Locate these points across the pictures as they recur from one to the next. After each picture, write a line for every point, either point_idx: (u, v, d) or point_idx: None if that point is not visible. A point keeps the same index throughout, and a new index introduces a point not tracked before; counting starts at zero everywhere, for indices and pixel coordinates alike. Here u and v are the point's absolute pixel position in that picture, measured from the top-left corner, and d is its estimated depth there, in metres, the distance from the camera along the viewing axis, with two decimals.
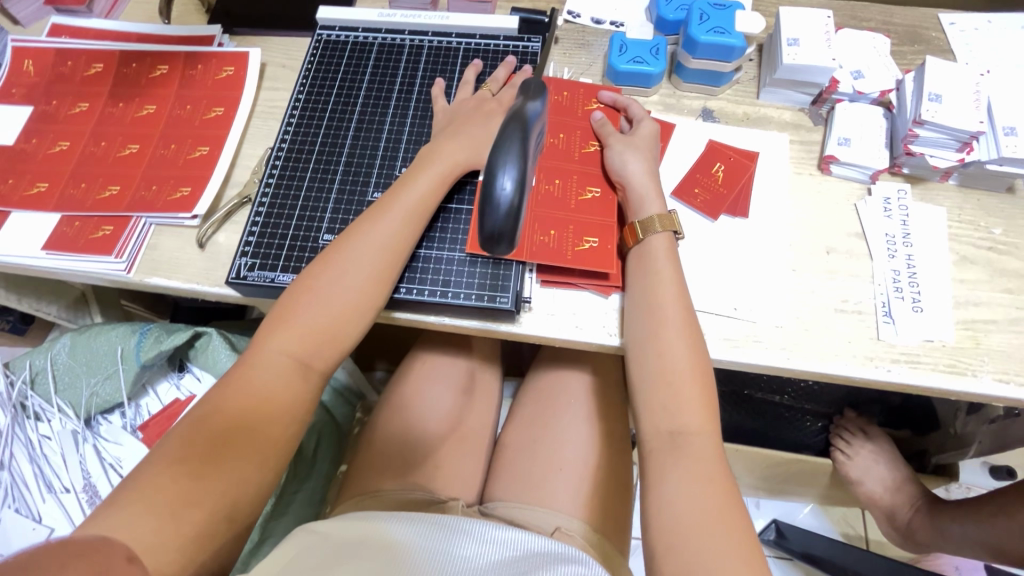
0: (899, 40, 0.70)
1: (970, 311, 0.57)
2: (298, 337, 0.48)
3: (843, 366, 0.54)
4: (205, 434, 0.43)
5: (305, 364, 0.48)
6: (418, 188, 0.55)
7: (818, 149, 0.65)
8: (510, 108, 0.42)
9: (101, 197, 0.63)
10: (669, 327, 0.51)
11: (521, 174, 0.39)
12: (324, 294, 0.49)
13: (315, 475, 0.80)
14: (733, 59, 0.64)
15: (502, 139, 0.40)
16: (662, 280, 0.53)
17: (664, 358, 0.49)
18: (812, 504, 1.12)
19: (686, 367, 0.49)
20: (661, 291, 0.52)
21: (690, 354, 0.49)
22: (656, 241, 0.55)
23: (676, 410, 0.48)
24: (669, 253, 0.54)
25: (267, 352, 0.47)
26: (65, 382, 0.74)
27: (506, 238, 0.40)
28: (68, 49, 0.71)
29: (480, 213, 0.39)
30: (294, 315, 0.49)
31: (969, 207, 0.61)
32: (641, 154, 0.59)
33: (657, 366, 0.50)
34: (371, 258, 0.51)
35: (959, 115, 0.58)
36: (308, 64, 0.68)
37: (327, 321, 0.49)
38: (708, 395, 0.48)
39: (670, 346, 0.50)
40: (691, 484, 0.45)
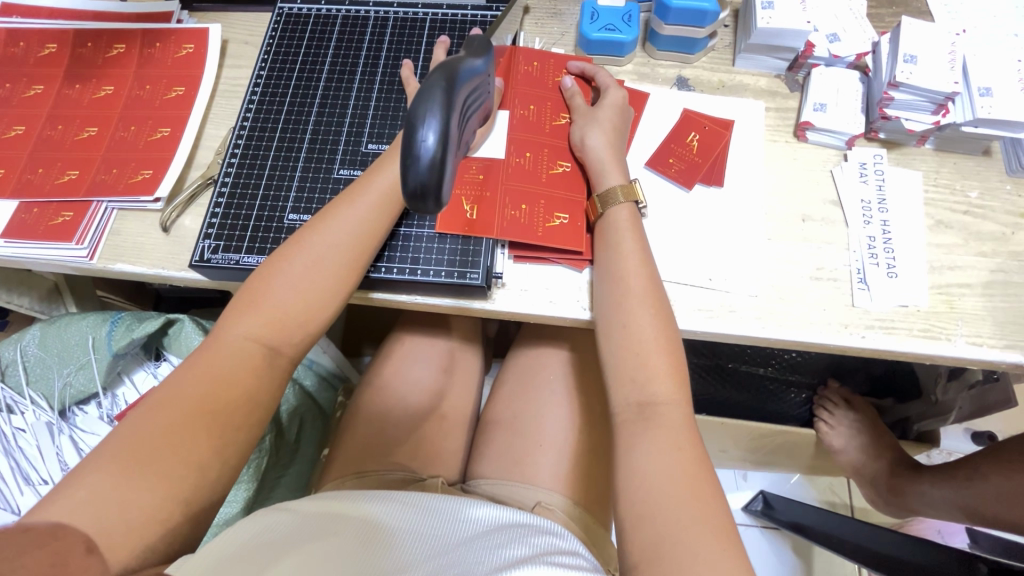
0: (876, 2, 0.68)
1: (944, 276, 0.56)
2: (265, 320, 0.47)
3: (818, 333, 0.54)
4: (166, 419, 0.42)
5: (272, 348, 0.47)
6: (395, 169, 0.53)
7: (793, 116, 0.64)
8: (443, 63, 0.42)
9: (60, 182, 0.61)
10: (635, 299, 0.50)
11: (444, 128, 0.38)
12: (292, 276, 0.48)
13: (300, 459, 0.80)
14: (706, 24, 0.62)
15: (425, 91, 0.39)
16: (626, 251, 0.52)
17: (630, 328, 0.49)
18: (799, 475, 1.14)
19: (653, 339, 0.48)
20: (627, 262, 0.51)
21: (656, 324, 0.49)
22: (619, 212, 0.54)
23: (643, 381, 0.47)
24: (632, 225, 0.53)
25: (233, 335, 0.46)
26: (36, 373, 0.73)
27: (431, 195, 0.39)
28: (19, 29, 0.68)
29: (402, 167, 0.38)
30: (262, 296, 0.47)
31: (945, 170, 0.61)
32: (602, 126, 0.57)
33: (623, 339, 0.49)
34: (343, 241, 0.50)
35: (935, 76, 0.57)
36: (270, 39, 0.66)
37: (295, 305, 0.48)
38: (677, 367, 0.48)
39: (635, 316, 0.49)
40: (660, 454, 0.44)
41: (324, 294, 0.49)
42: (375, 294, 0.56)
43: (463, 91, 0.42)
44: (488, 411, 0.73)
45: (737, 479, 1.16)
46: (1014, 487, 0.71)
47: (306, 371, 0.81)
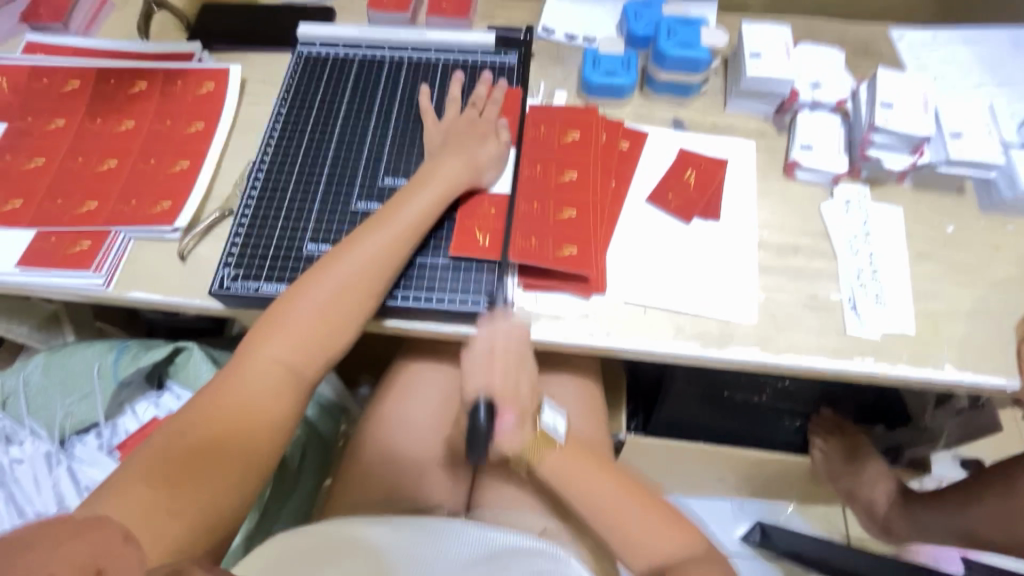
0: (852, 54, 0.75)
1: (929, 304, 0.60)
2: (292, 344, 0.50)
3: (814, 359, 0.57)
4: (190, 444, 0.44)
5: (295, 373, 0.50)
6: (416, 204, 0.56)
7: (782, 155, 0.68)
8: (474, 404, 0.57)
9: (79, 212, 0.62)
10: (595, 474, 0.58)
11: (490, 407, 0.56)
12: (316, 301, 0.51)
13: (300, 491, 0.79)
14: (701, 71, 0.68)
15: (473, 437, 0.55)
16: (604, 484, 0.58)
17: (624, 527, 0.56)
18: (794, 503, 1.13)
19: (626, 502, 0.57)
20: (602, 489, 0.58)
21: (626, 498, 0.58)
22: (550, 457, 0.58)
23: (622, 521, 0.56)
24: (571, 456, 0.59)
25: (260, 361, 0.49)
26: (38, 403, 0.72)
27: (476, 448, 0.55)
28: (43, 65, 0.71)
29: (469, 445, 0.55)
30: (286, 321, 0.50)
31: (924, 206, 0.65)
32: (513, 430, 0.57)
33: (601, 500, 0.57)
34: (364, 270, 0.52)
35: (910, 121, 0.62)
36: (290, 79, 0.69)
37: (316, 331, 0.50)
38: (655, 510, 0.57)
39: (604, 492, 0.58)
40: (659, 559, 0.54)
41: (344, 321, 0.51)
42: (389, 322, 0.58)
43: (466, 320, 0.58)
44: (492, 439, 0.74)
45: (732, 510, 1.15)
46: (1006, 510, 0.73)
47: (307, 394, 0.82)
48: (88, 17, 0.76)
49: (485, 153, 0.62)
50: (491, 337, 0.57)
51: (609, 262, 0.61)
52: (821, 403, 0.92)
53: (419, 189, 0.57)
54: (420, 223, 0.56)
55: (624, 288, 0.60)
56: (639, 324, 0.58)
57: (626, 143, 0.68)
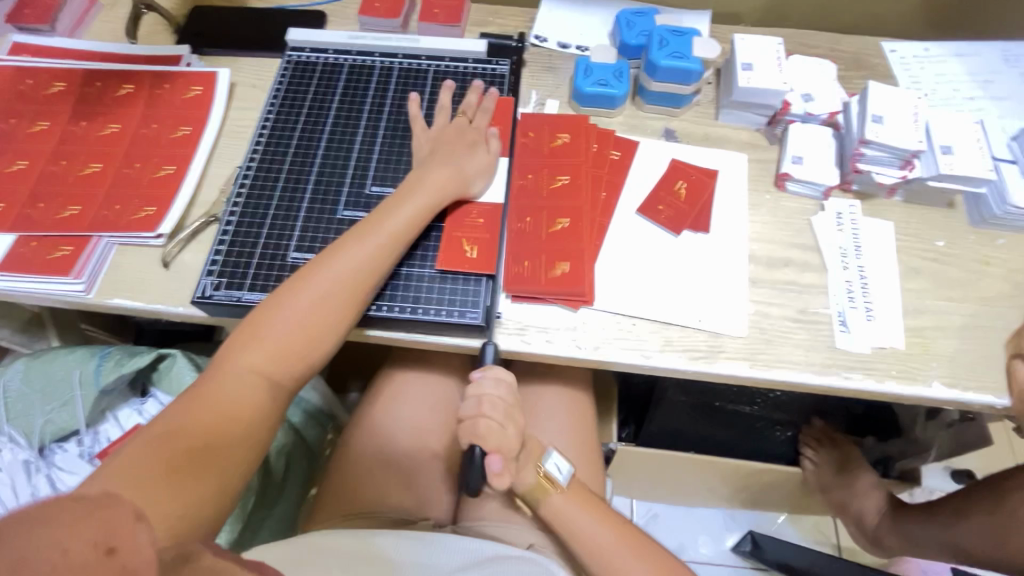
0: (844, 66, 0.75)
1: (919, 319, 0.60)
2: (271, 355, 0.48)
3: (802, 374, 0.56)
4: (180, 447, 0.42)
5: (273, 385, 0.49)
6: (401, 214, 0.56)
7: (774, 167, 0.68)
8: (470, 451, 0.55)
9: (60, 217, 0.61)
10: (583, 507, 0.59)
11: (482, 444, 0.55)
12: (299, 312, 0.50)
13: (285, 500, 0.78)
14: (691, 81, 0.67)
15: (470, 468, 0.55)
16: (588, 515, 0.58)
17: (602, 554, 0.56)
18: (785, 513, 1.13)
19: (610, 537, 0.57)
20: (589, 525, 0.58)
21: (604, 526, 0.58)
22: (551, 500, 0.59)
23: (607, 555, 0.56)
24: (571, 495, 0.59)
25: (237, 371, 0.47)
26: (17, 410, 0.70)
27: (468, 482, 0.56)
28: (28, 67, 0.70)
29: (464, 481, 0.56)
30: (265, 334, 0.49)
31: (914, 221, 0.65)
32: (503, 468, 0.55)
33: (590, 536, 0.57)
34: (345, 283, 0.51)
35: (900, 135, 0.62)
36: (279, 84, 0.68)
37: (296, 343, 0.49)
38: (641, 550, 0.56)
39: (589, 525, 0.58)
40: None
41: (324, 332, 0.50)
42: (374, 333, 0.57)
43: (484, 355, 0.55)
44: None
45: (723, 519, 1.14)
46: (996, 525, 0.73)
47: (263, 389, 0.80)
48: (75, 19, 0.76)
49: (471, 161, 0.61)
50: (480, 392, 0.55)
51: (598, 273, 0.61)
52: (812, 415, 0.92)
53: (403, 199, 0.56)
54: (401, 234, 0.55)
55: (613, 299, 0.59)
56: (628, 337, 0.58)
57: (617, 153, 0.67)
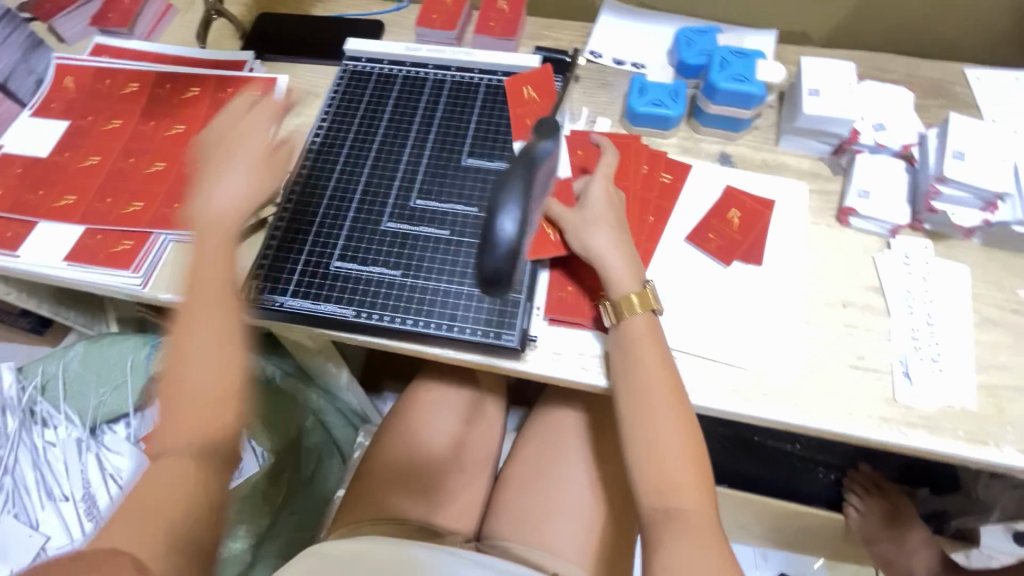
0: (922, 94, 0.70)
1: (993, 376, 0.54)
2: (188, 428, 0.44)
3: (856, 427, 0.53)
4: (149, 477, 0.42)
5: (205, 456, 0.44)
6: (207, 262, 0.50)
7: (837, 200, 0.64)
8: (522, 150, 0.50)
9: (126, 212, 0.64)
10: (662, 405, 0.50)
11: (521, 215, 0.48)
12: (190, 352, 0.46)
13: (311, 494, 0.81)
14: (752, 106, 0.64)
15: (506, 183, 0.48)
16: (664, 396, 0.50)
17: (652, 424, 0.50)
18: (823, 559, 1.06)
19: (676, 447, 0.49)
20: (660, 431, 0.49)
21: (678, 426, 0.49)
22: (637, 322, 0.52)
23: (669, 492, 0.48)
24: (651, 337, 0.52)
25: (162, 454, 0.44)
26: (73, 390, 0.76)
27: (504, 275, 0.51)
28: (106, 68, 0.74)
29: (484, 246, 0.49)
30: (167, 418, 0.45)
31: (993, 267, 0.60)
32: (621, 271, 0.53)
33: (649, 439, 0.50)
34: (210, 346, 0.47)
35: (985, 175, 0.57)
36: (333, 94, 0.70)
37: (196, 409, 0.45)
38: (701, 535, 0.47)
39: (660, 421, 0.50)
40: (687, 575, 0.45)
41: (219, 390, 0.46)
42: (408, 346, 0.56)
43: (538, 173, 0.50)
44: (506, 470, 0.72)
45: (754, 558, 1.09)
46: None
47: (287, 380, 0.82)
48: (152, 23, 0.80)
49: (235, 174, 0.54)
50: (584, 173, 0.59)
51: None
52: (859, 458, 0.91)
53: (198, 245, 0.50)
54: (225, 277, 0.50)
55: None
56: None
57: (669, 176, 0.65)
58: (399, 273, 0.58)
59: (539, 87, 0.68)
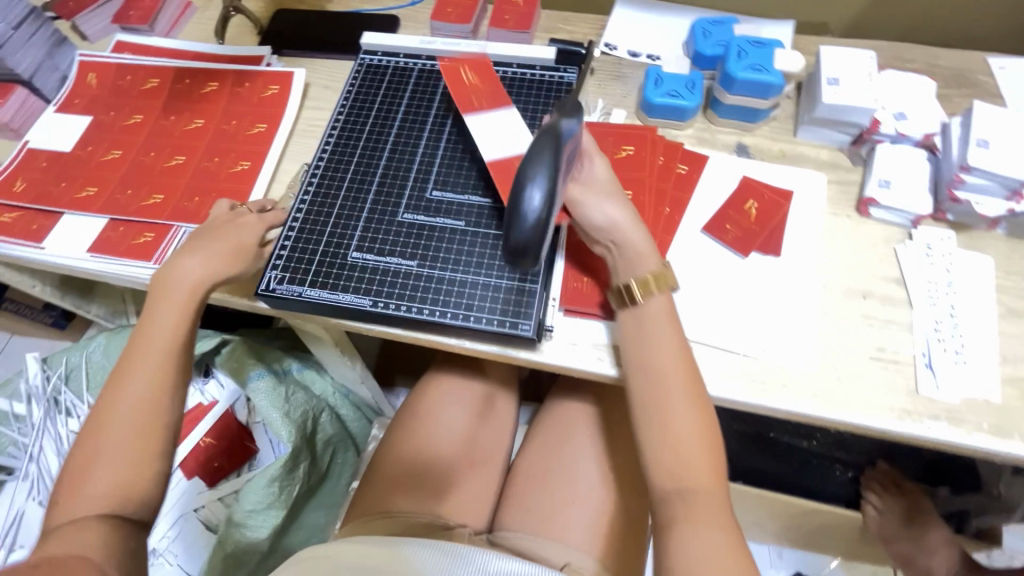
0: (944, 83, 0.69)
1: (1018, 368, 0.53)
2: (105, 490, 0.44)
3: (877, 419, 0.52)
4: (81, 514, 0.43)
5: (119, 521, 0.44)
6: (163, 325, 0.52)
7: (856, 190, 0.63)
8: (544, 127, 0.45)
9: (147, 203, 0.65)
10: (677, 384, 0.48)
11: (549, 190, 0.43)
12: (121, 405, 0.48)
13: (325, 490, 0.85)
14: (770, 96, 0.64)
15: (534, 154, 0.44)
16: (678, 375, 0.48)
17: (666, 401, 0.48)
18: (839, 558, 1.04)
19: (691, 424, 0.47)
20: (672, 410, 0.47)
21: (691, 403, 0.48)
22: (655, 303, 0.51)
23: (681, 472, 0.46)
24: (668, 316, 0.50)
25: (80, 510, 0.44)
26: (94, 381, 0.77)
27: (532, 250, 0.44)
28: (127, 64, 0.76)
29: (508, 224, 0.43)
30: (86, 476, 0.45)
31: (1019, 258, 0.58)
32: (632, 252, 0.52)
33: (662, 418, 0.47)
34: (138, 409, 0.48)
35: (1009, 163, 0.55)
36: (350, 87, 0.70)
37: (117, 472, 0.45)
38: (714, 520, 0.44)
39: (674, 399, 0.47)
40: (700, 562, 0.43)
41: (140, 461, 0.46)
42: (424, 336, 0.57)
43: (565, 149, 0.45)
44: (519, 463, 0.72)
45: (770, 556, 1.09)
46: None
47: (303, 373, 0.83)
48: (171, 20, 0.81)
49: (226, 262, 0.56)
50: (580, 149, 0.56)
51: None
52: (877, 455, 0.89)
53: (157, 310, 0.53)
54: (176, 342, 0.51)
55: None
56: None
57: (685, 167, 0.65)
58: (415, 263, 0.58)
59: (478, 70, 0.68)
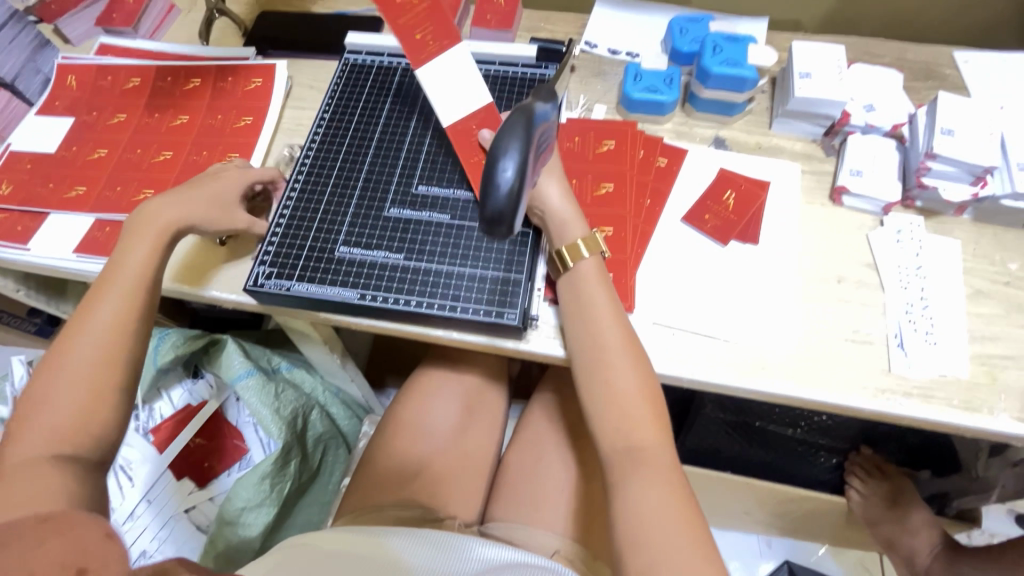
0: (912, 76, 0.71)
1: (986, 347, 0.56)
2: (59, 427, 0.46)
3: (852, 398, 0.54)
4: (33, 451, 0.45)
5: (68, 456, 0.45)
6: (129, 267, 0.53)
7: (829, 180, 0.65)
8: (518, 105, 0.46)
9: (138, 199, 0.66)
10: (618, 349, 0.52)
11: (521, 162, 0.44)
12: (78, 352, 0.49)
13: (314, 486, 0.86)
14: (744, 90, 0.66)
15: (508, 127, 0.44)
16: (617, 339, 0.53)
17: (609, 365, 0.52)
18: (826, 546, 1.08)
19: (633, 387, 0.51)
20: (616, 374, 0.52)
21: (629, 364, 0.52)
22: (585, 265, 0.55)
23: (630, 433, 0.51)
24: (599, 277, 0.55)
25: (31, 447, 0.45)
26: None
27: (505, 221, 0.44)
28: (110, 65, 0.76)
29: (482, 195, 0.44)
30: (39, 409, 0.47)
31: (985, 242, 0.61)
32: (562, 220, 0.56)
33: (608, 383, 0.52)
34: (99, 349, 0.49)
35: (972, 149, 0.58)
36: (334, 86, 0.71)
37: (71, 407, 0.47)
38: (658, 476, 0.48)
39: (617, 364, 0.52)
40: (645, 515, 0.47)
41: (93, 405, 0.47)
42: (411, 327, 0.58)
43: (539, 130, 0.46)
44: (510, 454, 0.73)
45: (759, 545, 1.11)
46: None
47: (293, 372, 0.84)
48: (155, 23, 0.81)
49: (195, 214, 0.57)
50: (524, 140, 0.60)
51: (639, 281, 0.60)
52: (860, 442, 0.89)
53: (126, 251, 0.54)
54: (143, 283, 0.53)
55: (655, 309, 0.58)
56: (666, 348, 0.57)
57: (664, 160, 0.66)
58: (402, 256, 0.59)
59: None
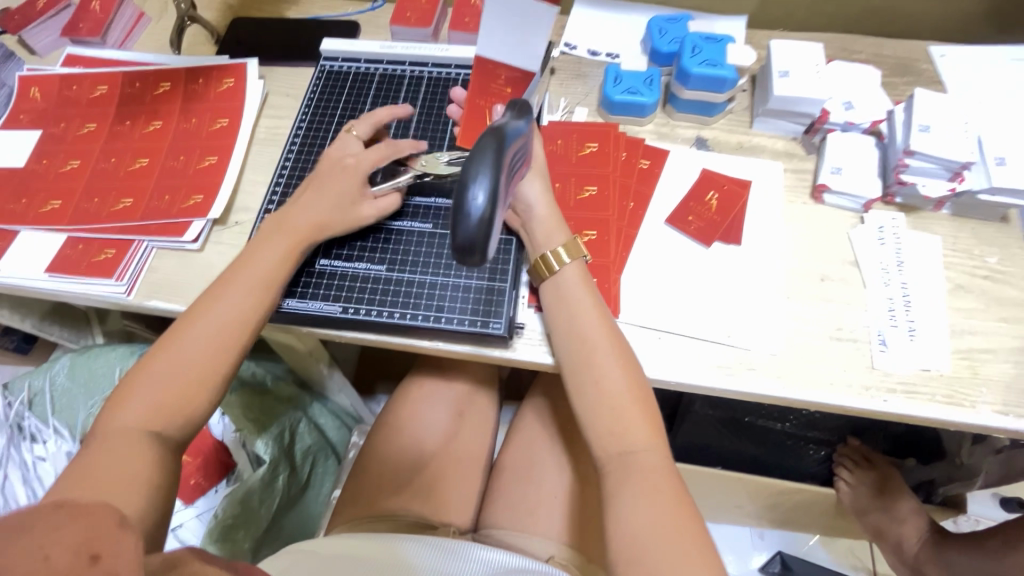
0: (889, 72, 0.72)
1: (968, 340, 0.56)
2: (153, 410, 0.45)
3: (838, 394, 0.54)
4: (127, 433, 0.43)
5: (162, 437, 0.45)
6: (264, 259, 0.52)
7: (810, 177, 0.65)
8: (487, 129, 0.41)
9: (115, 209, 0.64)
10: (605, 351, 0.52)
11: (493, 188, 0.39)
12: (193, 335, 0.48)
13: (304, 500, 0.84)
14: (725, 90, 0.65)
15: (477, 151, 0.40)
16: (603, 340, 0.52)
17: (596, 366, 0.52)
18: (818, 535, 1.09)
19: (621, 388, 0.51)
20: (605, 378, 0.51)
21: (618, 365, 0.52)
22: (567, 272, 0.55)
23: (624, 438, 0.50)
24: (582, 282, 0.55)
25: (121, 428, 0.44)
26: (61, 403, 0.78)
27: (477, 250, 0.40)
28: (77, 74, 0.74)
29: (452, 224, 0.39)
30: (136, 385, 0.46)
31: (963, 236, 0.61)
32: (542, 230, 0.56)
33: (597, 386, 0.51)
34: (209, 335, 0.48)
35: (949, 146, 0.58)
36: (311, 95, 0.70)
37: (173, 392, 0.46)
38: (654, 482, 0.48)
39: (606, 367, 0.52)
40: (642, 522, 0.46)
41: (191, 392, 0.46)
42: (396, 339, 0.57)
43: (510, 150, 0.42)
44: (502, 458, 0.73)
45: (751, 538, 1.12)
46: None
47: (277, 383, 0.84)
48: (124, 31, 0.79)
49: (332, 191, 0.56)
50: None
51: (623, 286, 0.60)
52: (847, 434, 0.90)
53: (269, 247, 0.53)
54: (267, 281, 0.52)
55: (641, 314, 0.58)
56: (653, 352, 0.57)
57: (647, 162, 0.66)
58: (384, 267, 0.59)
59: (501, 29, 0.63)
